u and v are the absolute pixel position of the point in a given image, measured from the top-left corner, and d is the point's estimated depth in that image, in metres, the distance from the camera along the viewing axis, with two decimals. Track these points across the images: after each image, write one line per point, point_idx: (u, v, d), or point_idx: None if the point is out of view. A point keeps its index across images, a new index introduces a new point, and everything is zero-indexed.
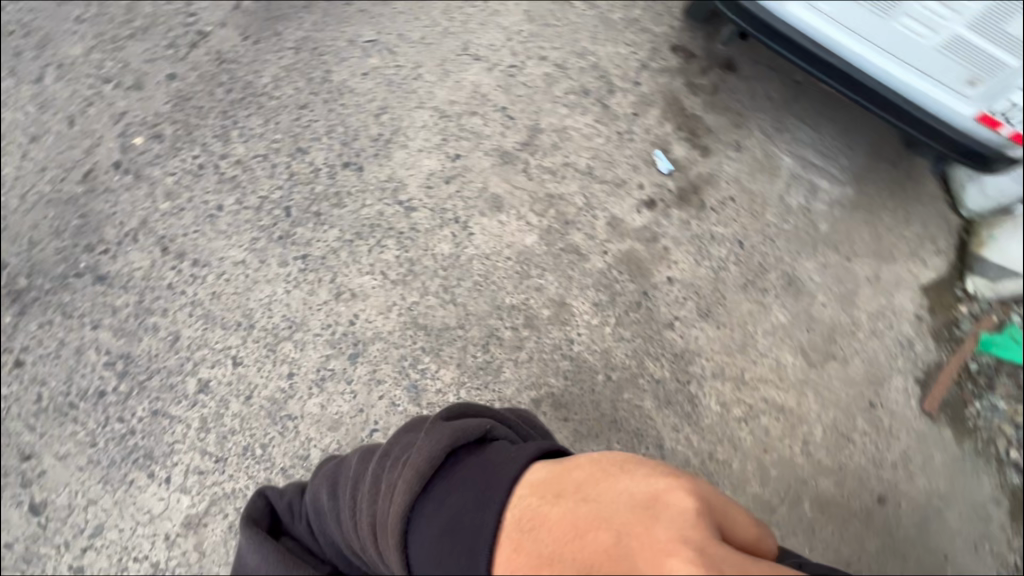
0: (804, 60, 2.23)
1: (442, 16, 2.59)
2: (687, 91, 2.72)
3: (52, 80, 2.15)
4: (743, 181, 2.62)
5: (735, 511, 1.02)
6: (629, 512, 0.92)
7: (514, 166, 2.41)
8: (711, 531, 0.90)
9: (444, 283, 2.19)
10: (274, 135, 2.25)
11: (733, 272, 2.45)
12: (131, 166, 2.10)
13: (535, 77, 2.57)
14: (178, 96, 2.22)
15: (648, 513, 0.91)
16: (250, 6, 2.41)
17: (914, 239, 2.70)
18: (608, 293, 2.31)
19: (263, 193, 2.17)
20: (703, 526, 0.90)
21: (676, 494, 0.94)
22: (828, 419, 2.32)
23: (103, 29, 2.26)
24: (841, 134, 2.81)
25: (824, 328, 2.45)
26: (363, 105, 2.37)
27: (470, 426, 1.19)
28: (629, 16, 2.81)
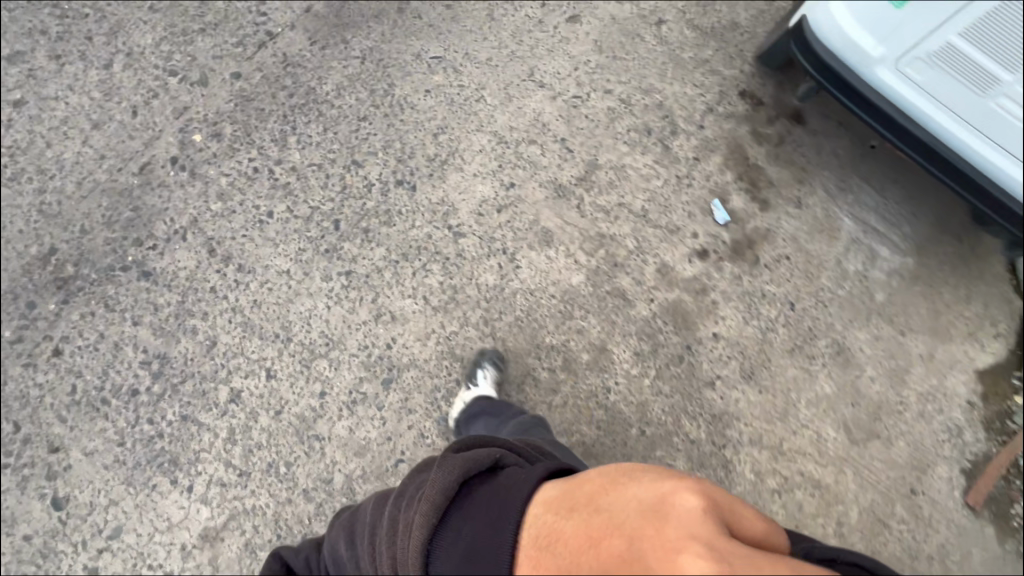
0: (884, 127, 2.14)
1: (510, 39, 2.54)
2: (751, 140, 2.64)
3: (120, 68, 2.15)
4: (801, 240, 2.53)
5: (748, 515, 0.89)
6: (638, 517, 0.82)
7: (568, 201, 2.35)
8: (722, 529, 0.79)
9: (485, 315, 2.14)
10: (331, 145, 2.23)
11: (781, 334, 2.36)
12: (188, 162, 2.09)
13: (598, 111, 2.51)
14: (241, 96, 2.21)
15: (656, 514, 0.81)
16: (321, 11, 2.39)
17: (974, 320, 2.57)
18: (650, 343, 2.24)
19: (314, 203, 2.14)
20: (714, 523, 0.80)
21: (685, 493, 0.84)
22: (865, 501, 2.22)
23: (174, 21, 2.25)
24: (907, 200, 2.70)
25: (870, 404, 2.35)
26: (423, 123, 2.33)
27: (481, 455, 1.13)
28: (699, 56, 2.73)
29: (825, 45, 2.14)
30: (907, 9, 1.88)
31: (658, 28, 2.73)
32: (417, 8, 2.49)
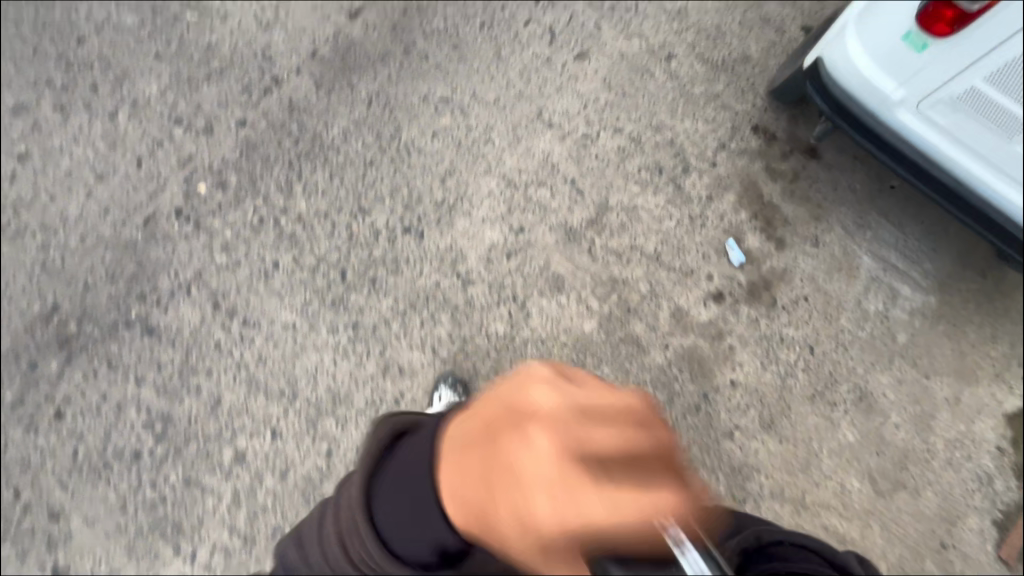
0: (905, 169, 2.08)
1: (518, 78, 2.51)
2: (765, 176, 2.57)
3: (125, 118, 2.13)
4: (819, 280, 2.45)
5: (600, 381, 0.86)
6: (507, 409, 0.86)
7: (579, 245, 2.30)
8: (571, 390, 0.82)
9: (496, 366, 2.09)
10: (337, 192, 2.19)
11: (800, 380, 2.29)
12: (193, 214, 2.06)
13: (608, 150, 2.47)
14: (246, 144, 2.18)
15: (518, 402, 0.84)
16: (327, 54, 2.37)
17: (1002, 360, 2.48)
18: (665, 392, 2.18)
19: (321, 253, 2.10)
20: (562, 390, 0.83)
21: (534, 372, 0.86)
22: (892, 556, 2.14)
23: (180, 68, 2.23)
24: (927, 235, 2.62)
25: (895, 453, 2.27)
26: (430, 167, 2.29)
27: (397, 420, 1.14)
28: (710, 91, 2.68)
29: (844, 87, 2.07)
30: (929, 54, 1.82)
31: (668, 62, 2.69)
32: (424, 49, 2.46)
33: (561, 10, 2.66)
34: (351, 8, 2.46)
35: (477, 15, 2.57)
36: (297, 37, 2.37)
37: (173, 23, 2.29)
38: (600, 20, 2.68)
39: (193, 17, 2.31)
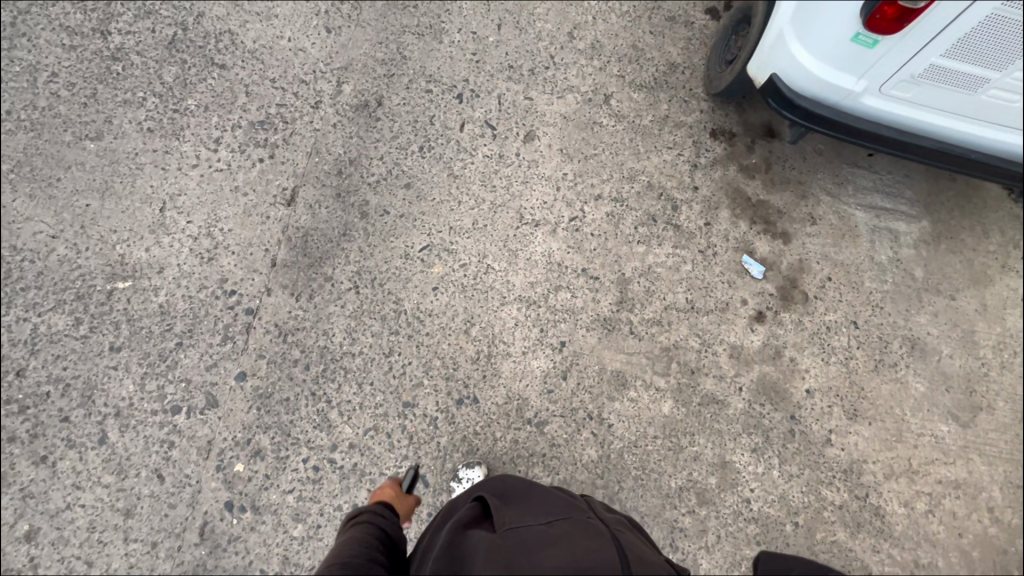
0: (883, 144, 2.15)
1: (483, 189, 2.38)
2: (744, 177, 2.58)
3: (117, 434, 1.88)
4: (831, 254, 2.53)
5: (383, 488, 1.76)
6: (392, 491, 1.75)
7: (620, 330, 2.26)
8: (396, 488, 1.77)
9: (607, 490, 2.06)
10: (374, 398, 2.03)
11: (860, 357, 2.39)
12: (245, 500, 1.86)
13: (599, 222, 2.41)
14: (258, 397, 1.97)
15: (395, 493, 1.74)
16: (288, 257, 2.16)
17: (1001, 251, 2.66)
18: (760, 433, 2.21)
19: (391, 471, 1.96)
20: (395, 488, 1.77)
21: (385, 490, 1.76)
22: (1000, 476, 2.31)
23: (146, 349, 1.98)
24: (897, 164, 2.73)
25: (961, 382, 2.42)
26: (447, 324, 2.16)
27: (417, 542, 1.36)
28: (658, 115, 2.63)
29: (802, 93, 2.09)
30: (883, 47, 1.84)
31: (608, 103, 2.61)
32: (380, 204, 2.28)
33: (487, 97, 2.53)
34: (285, 194, 2.24)
35: (412, 141, 2.40)
36: (247, 253, 2.14)
37: (110, 302, 2.01)
38: (527, 91, 2.57)
39: (127, 285, 2.04)
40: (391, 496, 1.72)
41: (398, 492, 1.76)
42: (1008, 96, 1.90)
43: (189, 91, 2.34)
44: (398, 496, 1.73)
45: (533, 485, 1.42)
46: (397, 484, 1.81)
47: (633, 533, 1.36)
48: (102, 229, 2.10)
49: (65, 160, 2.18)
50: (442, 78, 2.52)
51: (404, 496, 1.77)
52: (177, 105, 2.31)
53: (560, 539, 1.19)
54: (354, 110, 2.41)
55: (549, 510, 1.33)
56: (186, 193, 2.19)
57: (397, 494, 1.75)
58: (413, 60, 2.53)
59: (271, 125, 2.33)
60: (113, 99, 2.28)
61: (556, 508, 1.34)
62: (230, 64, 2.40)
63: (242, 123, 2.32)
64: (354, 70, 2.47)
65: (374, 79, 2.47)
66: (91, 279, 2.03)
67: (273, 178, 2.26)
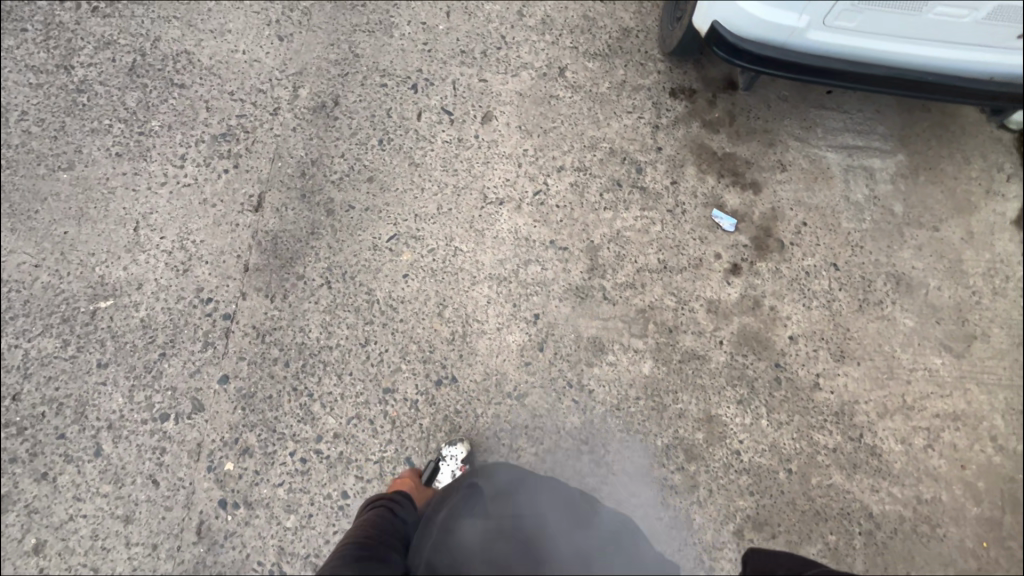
0: (837, 79, 2.11)
1: (445, 174, 2.41)
2: (708, 132, 2.56)
3: (111, 445, 1.95)
4: (805, 199, 2.49)
5: (404, 477, 1.91)
6: (412, 481, 1.89)
7: (594, 297, 2.26)
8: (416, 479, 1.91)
9: (593, 455, 2.06)
10: (354, 387, 2.07)
11: (843, 299, 2.34)
12: (238, 497, 1.92)
13: (564, 193, 2.41)
14: (243, 397, 2.03)
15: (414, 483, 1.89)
16: (260, 260, 2.21)
17: (983, 176, 2.59)
18: (744, 384, 2.19)
19: (377, 455, 2.00)
20: (414, 479, 1.91)
21: (405, 479, 1.89)
22: (1000, 403, 2.25)
23: (132, 361, 2.05)
24: (866, 100, 2.68)
25: (951, 313, 2.36)
26: (421, 309, 2.19)
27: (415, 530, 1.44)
28: (615, 81, 2.62)
29: (745, 37, 2.06)
30: None
31: (564, 76, 2.61)
32: (345, 200, 2.33)
33: (442, 84, 2.55)
34: (252, 201, 2.30)
35: (371, 135, 2.44)
36: (220, 260, 2.20)
37: (94, 322, 2.09)
38: (481, 73, 2.59)
39: (109, 304, 2.12)
40: (410, 485, 1.87)
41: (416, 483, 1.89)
42: (957, 12, 1.86)
43: (152, 113, 2.42)
44: (416, 487, 1.86)
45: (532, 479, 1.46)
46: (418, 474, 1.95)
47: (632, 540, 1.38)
48: (81, 253, 2.19)
49: (40, 192, 2.27)
50: (396, 71, 2.56)
51: (423, 487, 1.89)
52: (142, 128, 2.39)
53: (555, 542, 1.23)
54: (312, 113, 2.46)
55: (550, 501, 1.37)
56: (157, 210, 2.27)
57: (417, 486, 1.88)
58: (366, 57, 2.57)
59: (233, 136, 2.40)
60: (81, 129, 2.37)
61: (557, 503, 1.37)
62: (189, 82, 2.48)
63: (205, 137, 2.39)
64: (309, 73, 2.53)
65: (329, 80, 2.52)
66: (74, 302, 2.12)
67: (239, 186, 2.32)
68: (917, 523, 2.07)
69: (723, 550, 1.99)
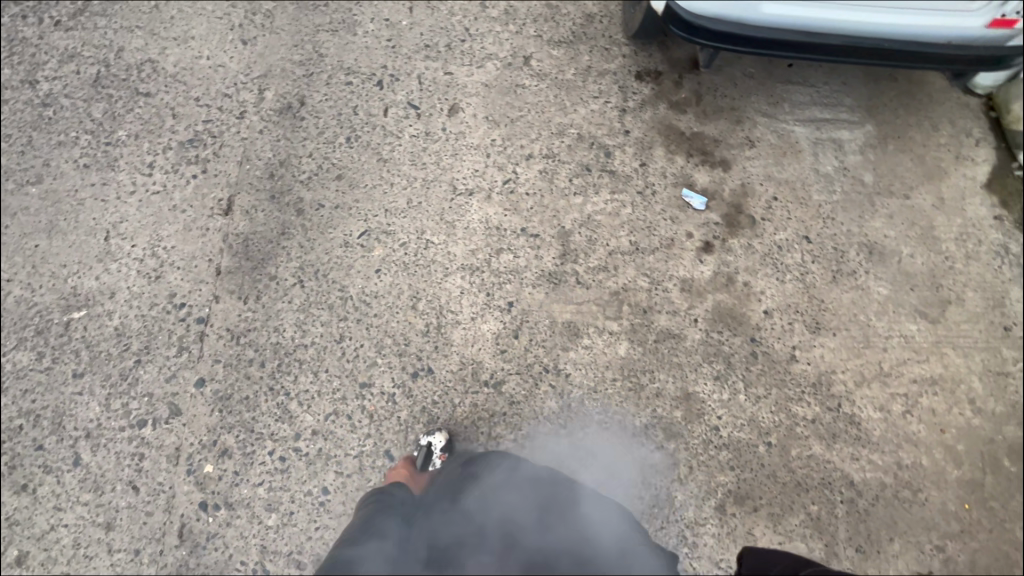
0: (795, 51, 2.12)
1: (414, 168, 2.41)
2: (675, 113, 2.56)
3: (90, 454, 1.96)
4: (774, 174, 2.49)
5: (398, 466, 1.94)
6: (406, 469, 1.93)
7: (567, 282, 2.27)
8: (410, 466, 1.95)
9: (572, 438, 2.07)
10: (331, 384, 2.07)
11: (817, 271, 2.35)
12: (218, 498, 1.92)
13: (533, 180, 2.42)
14: (219, 399, 2.03)
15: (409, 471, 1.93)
16: (232, 263, 2.22)
17: (953, 142, 2.60)
18: (721, 360, 2.19)
19: (356, 450, 2.00)
20: (408, 465, 1.95)
21: (399, 468, 1.93)
22: (978, 366, 2.25)
23: (107, 370, 2.06)
24: (832, 73, 2.68)
25: (925, 279, 2.36)
26: (394, 303, 2.20)
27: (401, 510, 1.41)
28: (580, 67, 2.63)
29: (700, 13, 2.07)
30: None
31: (529, 64, 2.62)
32: (314, 199, 2.33)
33: (407, 79, 2.56)
34: (222, 205, 2.30)
35: (338, 133, 2.45)
36: (192, 265, 2.21)
37: (68, 333, 2.10)
38: (446, 66, 2.59)
39: (83, 314, 2.13)
40: (404, 475, 1.90)
41: (411, 471, 1.93)
42: None
43: (119, 123, 2.43)
44: (411, 476, 1.91)
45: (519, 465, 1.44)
46: (412, 460, 1.97)
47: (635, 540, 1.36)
48: (52, 265, 2.20)
49: (10, 207, 2.28)
50: (361, 68, 2.57)
51: (417, 473, 1.93)
52: (109, 138, 2.40)
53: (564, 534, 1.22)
54: (278, 114, 2.47)
55: (544, 486, 1.35)
56: (127, 219, 2.27)
57: (411, 473, 1.93)
58: (330, 56, 2.58)
59: (200, 142, 2.40)
60: (48, 143, 2.39)
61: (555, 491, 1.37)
62: (154, 91, 2.48)
63: (172, 144, 2.40)
64: (274, 75, 2.53)
65: (294, 81, 2.53)
66: (48, 314, 2.13)
67: (208, 191, 2.33)
68: (899, 488, 2.08)
69: (706, 526, 2.00)
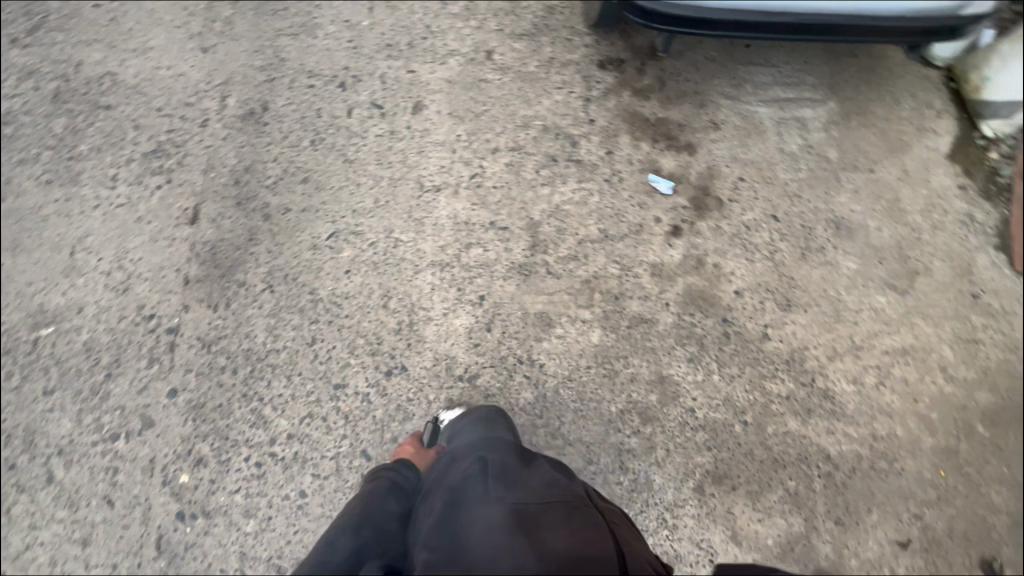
0: (749, 30, 2.14)
1: (380, 167, 2.41)
2: (639, 100, 2.57)
3: (63, 471, 1.94)
4: (740, 155, 2.50)
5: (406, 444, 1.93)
6: (413, 448, 1.92)
7: (537, 273, 2.27)
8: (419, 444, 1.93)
9: (549, 428, 2.07)
10: (304, 387, 2.07)
11: (785, 249, 2.37)
12: (195, 507, 1.92)
13: (501, 174, 2.42)
14: (192, 408, 2.02)
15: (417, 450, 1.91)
16: (200, 271, 2.21)
17: (915, 115, 2.62)
18: (694, 342, 2.21)
19: (332, 452, 2.00)
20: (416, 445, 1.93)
21: (406, 446, 1.93)
22: (948, 334, 2.27)
23: (78, 385, 2.04)
24: (793, 53, 2.70)
25: (893, 251, 2.39)
26: (366, 303, 2.19)
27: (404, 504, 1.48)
28: (543, 59, 2.63)
29: None
30: None
31: (491, 59, 2.62)
32: (281, 203, 2.33)
33: (370, 80, 2.56)
34: (188, 213, 2.29)
35: (303, 137, 2.44)
36: (160, 276, 2.20)
37: (37, 350, 2.09)
38: (408, 64, 2.59)
39: (50, 331, 2.12)
40: (410, 453, 1.89)
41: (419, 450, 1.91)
42: None
43: (80, 137, 2.41)
44: (417, 453, 1.89)
45: (529, 462, 1.43)
46: (421, 437, 1.96)
47: (628, 531, 1.37)
48: (18, 284, 2.18)
49: None
50: (323, 71, 2.56)
51: (425, 451, 1.91)
52: (70, 153, 2.38)
53: (548, 523, 1.22)
54: (241, 120, 2.46)
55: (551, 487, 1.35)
56: (92, 233, 2.26)
57: (417, 451, 1.91)
58: (291, 61, 2.57)
59: (164, 152, 2.39)
60: (9, 161, 2.37)
61: (546, 476, 1.39)
62: (115, 103, 2.47)
63: (135, 155, 2.38)
64: (236, 82, 2.52)
65: (256, 86, 2.52)
66: (15, 333, 2.12)
67: (174, 201, 2.31)
68: (874, 460, 2.10)
69: (686, 508, 2.01)
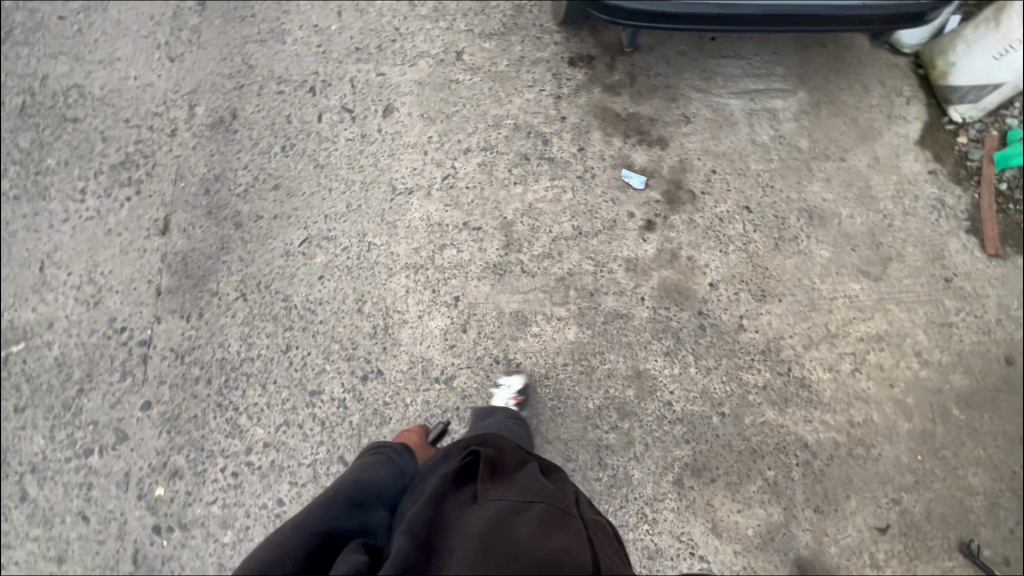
0: (713, 22, 2.14)
1: (351, 172, 2.40)
2: (610, 96, 2.57)
3: (37, 488, 1.95)
4: (712, 148, 2.51)
5: (408, 433, 1.88)
6: (414, 437, 1.85)
7: (512, 272, 2.26)
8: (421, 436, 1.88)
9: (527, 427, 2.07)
10: (280, 395, 2.06)
11: (759, 240, 2.37)
12: (172, 520, 1.91)
13: (473, 174, 2.42)
14: (166, 421, 2.01)
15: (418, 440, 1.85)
16: (171, 283, 2.19)
17: (884, 103, 2.63)
18: (670, 336, 2.21)
19: (309, 459, 1.99)
20: (418, 435, 1.87)
21: (408, 434, 1.86)
22: (922, 319, 2.29)
23: (51, 401, 2.04)
24: (763, 43, 2.70)
25: (865, 238, 2.40)
26: (340, 308, 2.18)
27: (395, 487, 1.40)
28: (513, 57, 2.63)
29: None
30: None
31: (461, 59, 2.61)
32: (252, 211, 2.31)
33: (340, 84, 2.54)
34: (158, 224, 2.28)
35: (273, 144, 2.43)
36: (131, 288, 2.18)
37: (7, 367, 2.10)
38: (378, 67, 2.58)
39: (21, 348, 2.11)
40: (414, 441, 1.84)
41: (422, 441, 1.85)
42: None
43: (47, 151, 2.39)
44: (421, 443, 1.83)
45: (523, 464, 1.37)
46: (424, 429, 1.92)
47: (610, 544, 1.25)
48: None
49: None
50: (292, 76, 2.55)
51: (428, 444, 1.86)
52: (38, 167, 2.37)
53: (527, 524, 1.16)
54: (210, 129, 2.44)
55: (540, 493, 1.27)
56: (62, 248, 2.24)
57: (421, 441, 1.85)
58: (260, 67, 2.55)
59: (132, 163, 2.37)
60: None
61: (539, 482, 1.32)
62: (82, 115, 2.44)
63: (103, 167, 2.36)
64: (204, 90, 2.50)
65: (225, 94, 2.50)
66: None
67: (143, 212, 2.29)
68: (852, 446, 2.11)
69: (665, 501, 2.02)
